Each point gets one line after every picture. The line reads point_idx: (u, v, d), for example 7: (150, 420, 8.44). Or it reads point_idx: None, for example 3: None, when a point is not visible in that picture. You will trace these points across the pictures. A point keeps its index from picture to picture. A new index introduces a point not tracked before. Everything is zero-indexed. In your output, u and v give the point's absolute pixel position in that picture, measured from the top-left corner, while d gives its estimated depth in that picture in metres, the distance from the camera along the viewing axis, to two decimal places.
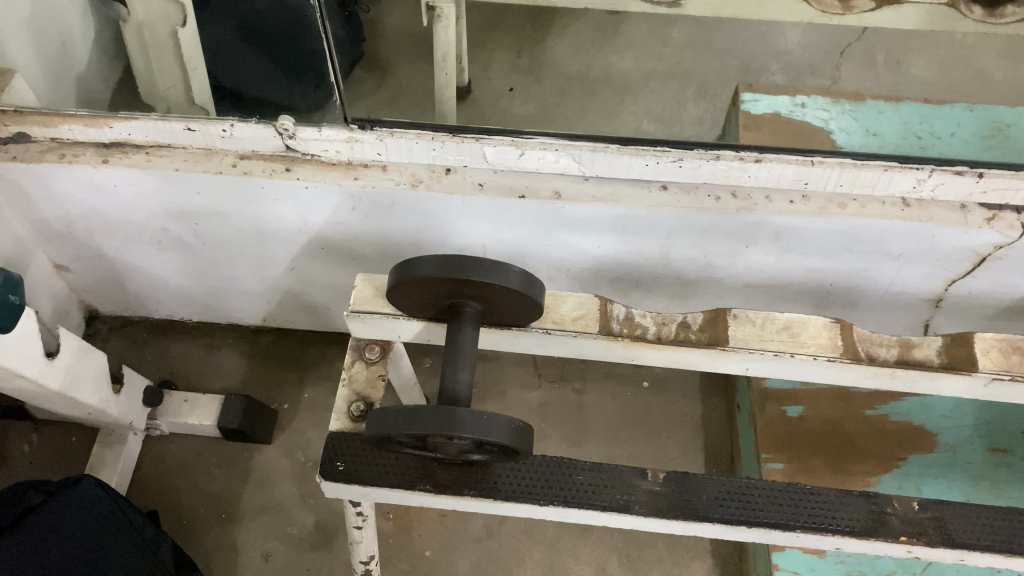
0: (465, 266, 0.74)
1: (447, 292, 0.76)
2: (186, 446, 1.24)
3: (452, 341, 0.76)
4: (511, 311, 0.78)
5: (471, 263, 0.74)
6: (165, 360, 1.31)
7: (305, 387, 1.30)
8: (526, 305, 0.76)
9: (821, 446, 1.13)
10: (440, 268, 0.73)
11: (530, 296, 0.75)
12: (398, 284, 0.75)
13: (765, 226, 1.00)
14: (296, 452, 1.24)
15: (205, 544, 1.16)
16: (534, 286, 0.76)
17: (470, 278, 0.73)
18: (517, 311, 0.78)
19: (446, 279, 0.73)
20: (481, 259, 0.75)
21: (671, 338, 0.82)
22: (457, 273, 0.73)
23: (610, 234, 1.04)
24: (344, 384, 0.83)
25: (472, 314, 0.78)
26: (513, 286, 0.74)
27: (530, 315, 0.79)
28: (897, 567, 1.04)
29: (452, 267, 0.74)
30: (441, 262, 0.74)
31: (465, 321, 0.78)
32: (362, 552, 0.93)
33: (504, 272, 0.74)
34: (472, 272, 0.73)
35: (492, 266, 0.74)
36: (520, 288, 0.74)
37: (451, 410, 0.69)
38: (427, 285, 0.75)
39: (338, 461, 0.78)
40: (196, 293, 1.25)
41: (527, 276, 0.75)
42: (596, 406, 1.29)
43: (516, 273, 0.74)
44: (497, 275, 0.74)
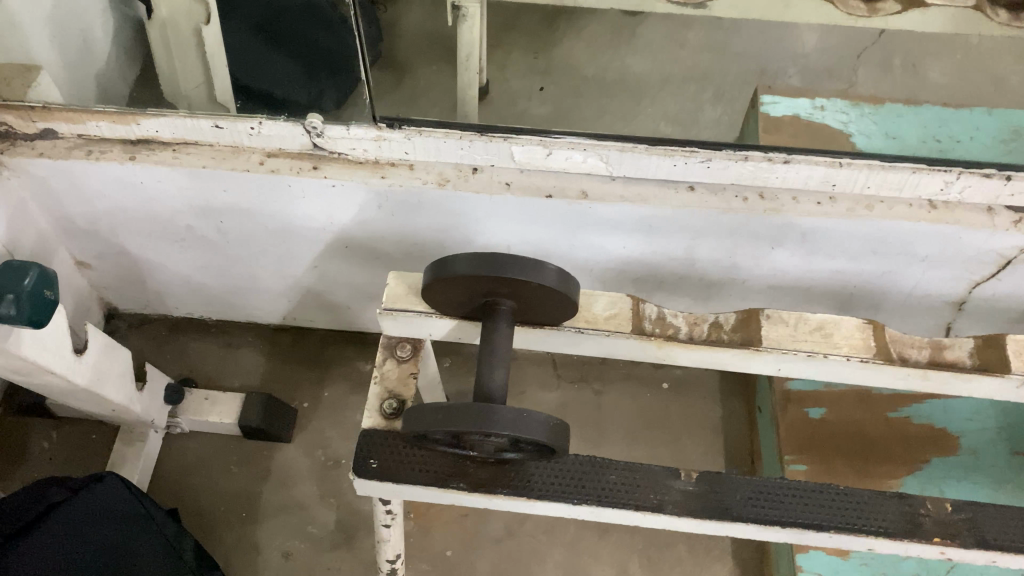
0: (501, 263, 0.73)
1: (482, 290, 0.76)
2: (205, 444, 1.23)
3: (487, 338, 0.76)
4: (545, 309, 0.78)
5: (508, 260, 0.73)
6: (184, 357, 1.30)
7: (324, 385, 1.29)
8: (561, 303, 0.76)
9: (843, 448, 1.13)
10: (477, 265, 0.73)
11: (565, 294, 0.74)
12: (434, 282, 0.75)
13: (792, 227, 1.00)
14: (316, 450, 1.24)
15: (225, 542, 1.16)
16: (570, 283, 0.76)
17: (508, 276, 0.73)
18: (552, 309, 0.78)
19: (483, 276, 0.73)
20: (519, 257, 0.74)
21: (703, 338, 0.82)
22: (494, 269, 0.73)
23: (635, 234, 1.04)
24: (375, 381, 0.83)
25: (507, 312, 0.78)
26: (550, 284, 0.73)
27: (565, 313, 0.78)
28: (920, 569, 1.04)
29: (489, 264, 0.73)
30: (477, 259, 0.74)
31: (501, 320, 0.77)
32: (389, 550, 0.93)
33: (541, 270, 0.74)
34: (509, 268, 0.73)
35: (530, 263, 0.74)
36: (557, 285, 0.74)
37: (491, 407, 0.69)
38: (463, 283, 0.75)
39: (372, 458, 0.78)
40: (216, 290, 1.25)
41: (564, 274, 0.75)
42: (615, 407, 1.29)
43: (552, 269, 0.74)
44: (534, 273, 0.73)
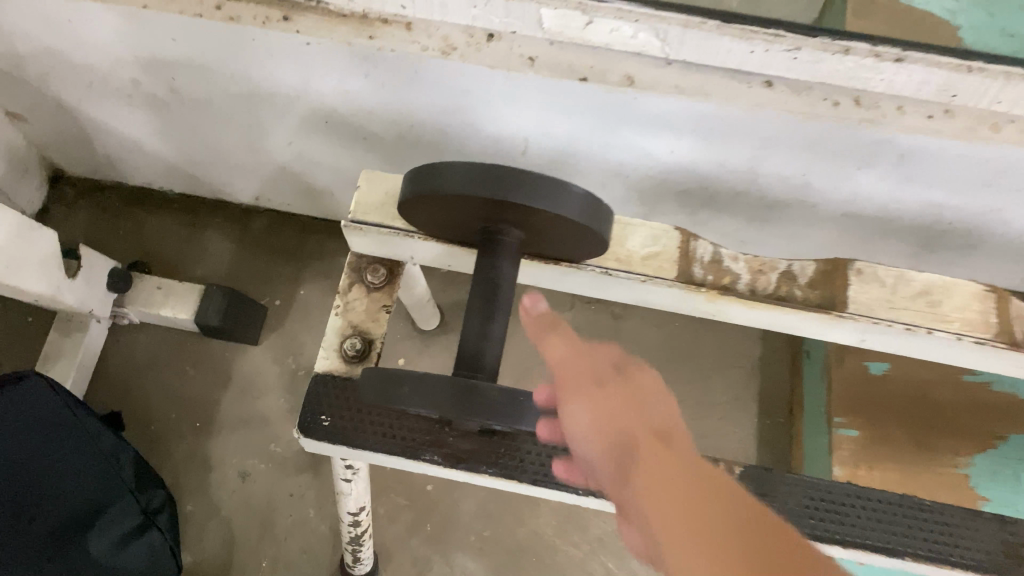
0: (510, 180, 0.52)
1: (482, 212, 0.55)
2: (158, 339, 1.06)
3: (483, 271, 0.56)
4: (564, 243, 0.58)
5: (521, 177, 0.52)
6: (139, 236, 1.11)
7: (300, 282, 1.10)
8: (585, 237, 0.56)
9: (903, 414, 0.93)
10: (476, 180, 0.52)
11: (592, 229, 0.54)
12: (417, 193, 0.54)
13: (892, 144, 0.78)
14: (286, 357, 1.06)
15: (175, 456, 1.00)
16: (601, 212, 0.55)
17: (517, 200, 0.52)
18: (573, 243, 0.57)
19: (483, 197, 0.52)
20: (534, 173, 0.52)
21: (768, 293, 0.62)
22: (499, 188, 0.52)
23: (687, 136, 0.81)
24: (336, 313, 0.64)
25: (512, 244, 0.57)
26: (573, 215, 0.53)
27: (589, 249, 0.58)
28: None
29: (493, 179, 0.52)
30: (477, 171, 0.52)
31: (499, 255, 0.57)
32: (351, 503, 0.76)
33: (564, 194, 0.52)
34: (521, 188, 0.52)
35: (550, 183, 0.52)
36: (583, 218, 0.53)
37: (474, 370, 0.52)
38: (455, 201, 0.54)
39: (322, 414, 0.61)
40: (176, 160, 1.05)
41: (595, 201, 0.54)
42: (638, 334, 1.10)
43: (580, 194, 0.53)
44: (554, 198, 0.52)
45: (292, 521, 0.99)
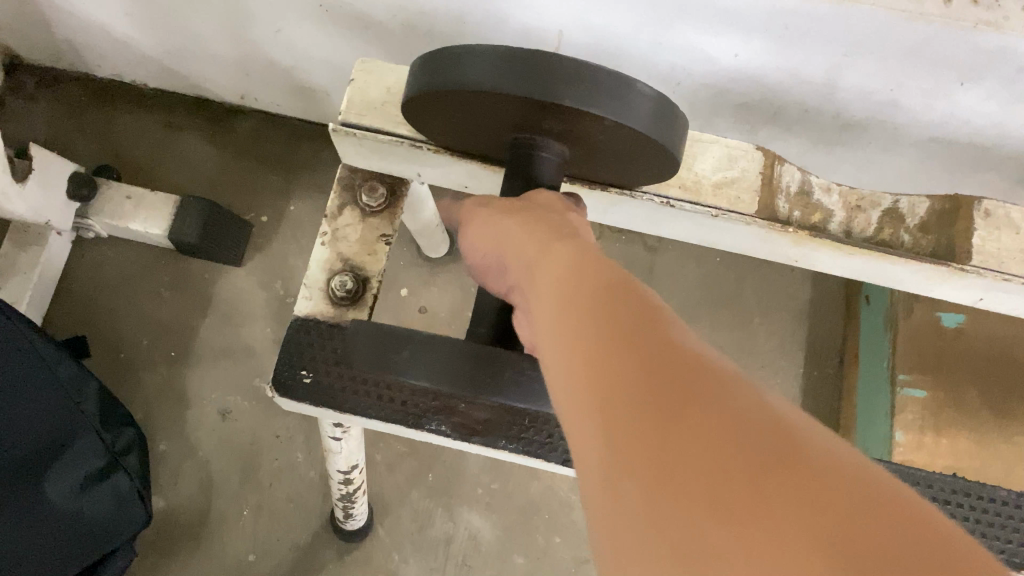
0: (560, 74, 0.39)
1: (516, 117, 0.42)
2: (129, 256, 0.93)
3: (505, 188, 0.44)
4: (618, 161, 0.45)
5: (574, 70, 0.39)
6: (109, 136, 0.98)
7: (291, 196, 0.97)
8: (649, 154, 0.43)
9: (980, 374, 0.82)
10: (514, 73, 0.39)
11: (661, 145, 0.41)
12: (434, 87, 0.41)
13: (1012, 56, 0.63)
14: (274, 281, 0.94)
15: (147, 389, 0.89)
16: (671, 121, 0.42)
17: (568, 102, 0.39)
18: (629, 162, 0.44)
19: (523, 96, 0.39)
20: (589, 66, 0.39)
21: (869, 237, 0.49)
22: (546, 85, 0.39)
23: (758, 38, 0.67)
24: (324, 242, 0.51)
25: (551, 163, 0.45)
26: (639, 124, 0.40)
27: (649, 171, 0.45)
28: None
29: (537, 72, 0.39)
30: (516, 60, 0.39)
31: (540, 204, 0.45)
32: (341, 462, 0.65)
33: (630, 96, 0.39)
34: (575, 86, 0.39)
35: (611, 80, 0.39)
36: (650, 129, 0.40)
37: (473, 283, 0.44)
38: (485, 100, 0.41)
39: (303, 369, 0.48)
40: (148, 49, 0.90)
41: (666, 107, 0.41)
42: (672, 270, 0.98)
43: (649, 97, 0.40)
44: (616, 102, 0.39)
45: (278, 466, 0.88)
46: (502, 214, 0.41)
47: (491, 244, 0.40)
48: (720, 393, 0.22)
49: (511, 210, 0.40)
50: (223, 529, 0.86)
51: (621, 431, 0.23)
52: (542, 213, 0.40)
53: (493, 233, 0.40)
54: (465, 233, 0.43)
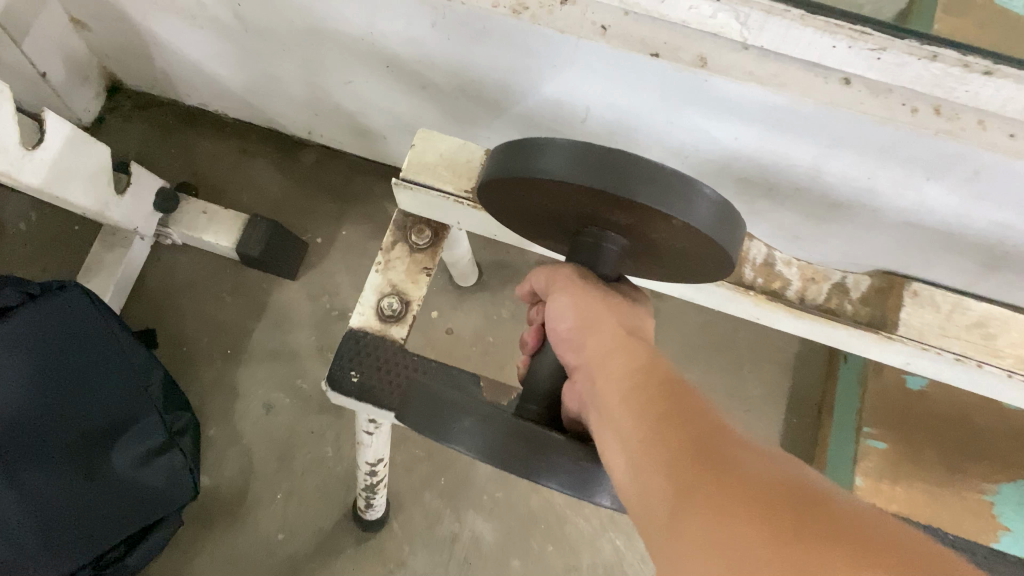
0: (629, 175, 0.47)
1: (589, 204, 0.51)
2: (198, 262, 1.07)
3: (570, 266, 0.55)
4: (675, 252, 0.53)
5: (639, 170, 0.47)
6: (190, 157, 1.12)
7: (344, 222, 1.10)
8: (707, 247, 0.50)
9: (939, 433, 0.92)
10: (589, 171, 0.47)
11: (715, 241, 0.48)
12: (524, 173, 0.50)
13: (966, 161, 0.74)
14: (321, 296, 1.07)
15: (203, 379, 1.02)
16: (726, 216, 0.49)
17: (636, 198, 0.46)
18: (687, 252, 0.52)
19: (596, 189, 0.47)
20: (652, 165, 0.47)
21: (818, 305, 0.60)
22: (615, 181, 0.47)
23: (753, 125, 0.79)
24: (377, 270, 0.64)
25: (615, 254, 0.55)
26: (697, 221, 0.47)
27: (706, 261, 0.53)
28: None
29: (609, 169, 0.47)
30: (591, 159, 0.47)
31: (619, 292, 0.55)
32: (371, 454, 0.77)
33: (688, 196, 0.47)
34: (639, 186, 0.46)
35: (673, 182, 0.47)
36: (708, 227, 0.48)
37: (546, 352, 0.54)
38: (559, 188, 0.49)
39: (352, 370, 0.61)
40: (234, 86, 1.04)
41: (722, 207, 0.49)
42: (674, 317, 1.09)
43: (708, 197, 0.47)
44: (677, 199, 0.47)
45: (311, 458, 1.00)
46: (597, 304, 0.51)
47: (584, 324, 0.50)
48: (792, 486, 0.33)
49: (607, 306, 0.51)
50: (257, 508, 0.98)
51: (710, 508, 0.32)
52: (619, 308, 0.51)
53: (588, 317, 0.50)
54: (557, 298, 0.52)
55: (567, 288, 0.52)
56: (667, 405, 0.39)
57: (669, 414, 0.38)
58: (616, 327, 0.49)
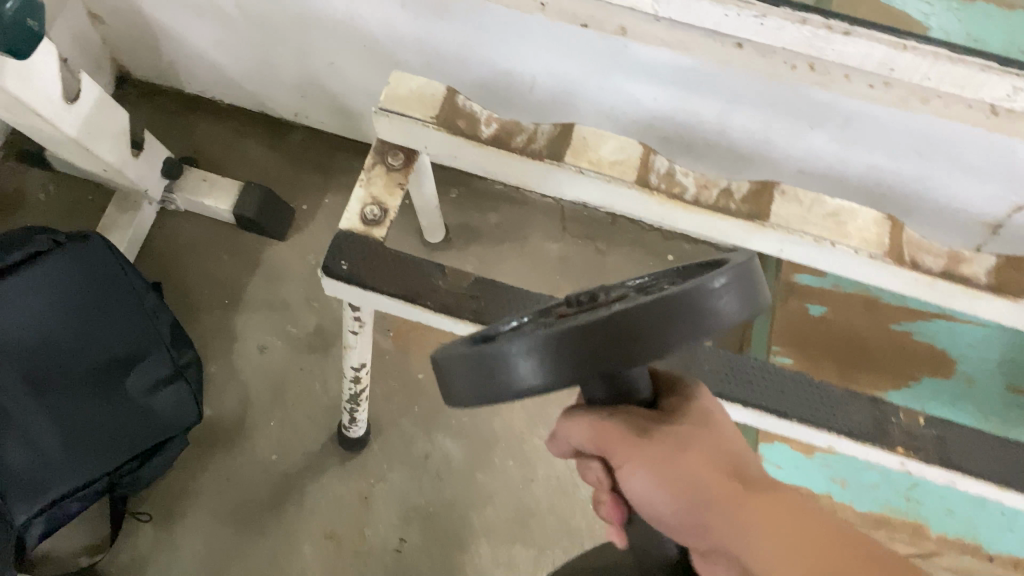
0: (621, 336, 0.36)
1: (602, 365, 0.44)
2: (199, 226, 1.22)
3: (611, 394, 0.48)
4: None
5: (613, 330, 0.36)
6: (191, 137, 1.27)
7: (327, 191, 1.25)
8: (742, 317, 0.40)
9: (838, 350, 1.09)
10: (582, 362, 0.37)
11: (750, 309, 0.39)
12: (504, 392, 0.39)
13: (837, 109, 0.92)
14: (308, 254, 1.22)
15: (204, 325, 1.16)
16: (747, 287, 0.39)
17: (650, 356, 0.37)
18: None
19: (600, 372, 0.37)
20: (648, 317, 0.36)
21: (709, 204, 0.77)
22: (611, 357, 0.37)
23: (668, 85, 0.96)
24: (361, 185, 0.80)
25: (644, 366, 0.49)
26: (722, 325, 0.38)
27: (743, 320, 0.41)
28: (881, 481, 1.02)
29: (602, 348, 0.37)
30: (573, 355, 0.37)
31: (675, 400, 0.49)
32: (355, 358, 0.92)
33: (704, 313, 0.37)
34: (642, 341, 0.36)
35: (673, 310, 0.36)
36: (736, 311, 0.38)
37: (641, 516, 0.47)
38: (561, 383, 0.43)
39: (342, 260, 0.76)
40: (231, 72, 1.20)
41: (736, 282, 0.38)
42: (616, 270, 1.25)
43: (722, 289, 0.37)
44: (690, 321, 0.37)
45: (301, 391, 1.15)
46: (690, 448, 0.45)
47: (692, 497, 0.43)
48: None
49: (703, 462, 0.44)
50: (254, 433, 1.12)
51: None
52: (699, 440, 0.45)
53: (694, 476, 0.43)
54: (635, 466, 0.45)
55: (638, 435, 0.45)
56: (858, 551, 0.38)
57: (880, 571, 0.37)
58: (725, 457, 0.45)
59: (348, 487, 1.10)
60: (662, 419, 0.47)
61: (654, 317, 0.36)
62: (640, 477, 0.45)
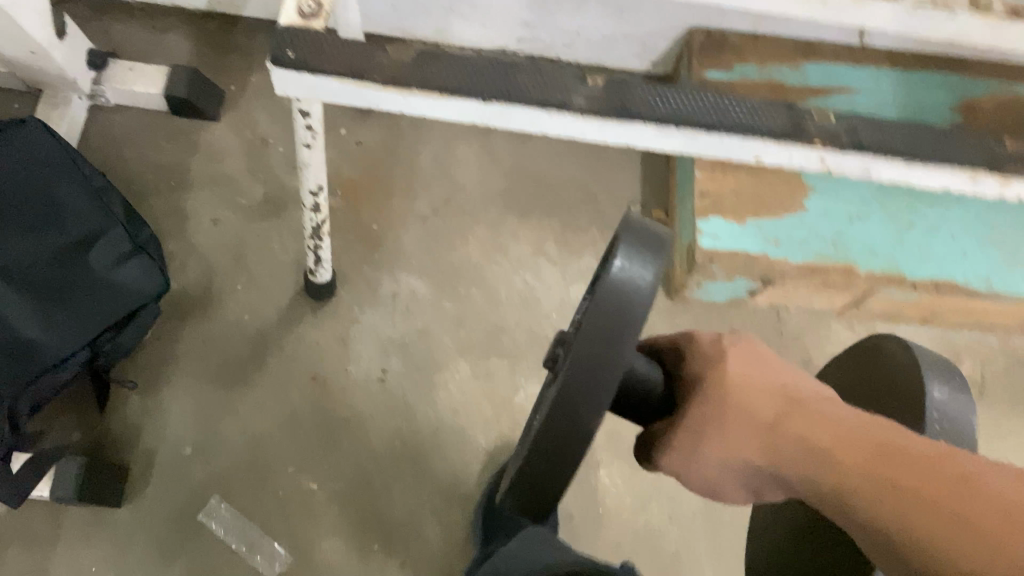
0: (592, 359, 0.45)
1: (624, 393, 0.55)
2: (132, 119, 1.23)
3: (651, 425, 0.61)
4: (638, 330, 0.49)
5: (561, 433, 0.46)
6: (107, 37, 1.28)
7: (252, 71, 1.28)
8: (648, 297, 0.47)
9: None
10: (557, 452, 0.47)
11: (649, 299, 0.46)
12: (568, 454, 0.47)
13: None
14: (245, 130, 1.25)
15: (155, 208, 1.19)
16: (627, 279, 0.46)
17: (623, 354, 0.45)
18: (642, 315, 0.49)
19: (605, 390, 0.46)
20: (579, 402, 0.46)
21: None
22: (583, 410, 0.46)
23: None
24: None
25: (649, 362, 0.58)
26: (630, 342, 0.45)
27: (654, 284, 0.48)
28: (810, 236, 1.12)
29: (592, 373, 0.45)
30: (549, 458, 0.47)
31: (702, 350, 0.61)
32: (312, 177, 0.96)
33: (609, 347, 0.45)
34: (612, 353, 0.45)
35: (606, 314, 0.46)
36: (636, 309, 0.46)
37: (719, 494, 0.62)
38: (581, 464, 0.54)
39: (289, 51, 0.78)
40: None
41: (620, 297, 0.46)
42: None
43: (623, 268, 0.47)
44: (627, 312, 0.46)
45: (261, 254, 1.18)
46: (746, 411, 0.57)
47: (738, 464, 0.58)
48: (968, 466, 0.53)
49: (728, 419, 0.57)
50: (222, 299, 1.15)
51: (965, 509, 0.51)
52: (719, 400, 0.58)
53: (736, 435, 0.57)
54: (712, 450, 0.57)
55: (684, 428, 0.57)
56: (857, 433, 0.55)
57: (879, 465, 0.54)
58: (777, 394, 0.58)
59: (324, 333, 1.15)
60: (697, 389, 0.58)
61: (581, 391, 0.45)
62: (725, 456, 0.57)
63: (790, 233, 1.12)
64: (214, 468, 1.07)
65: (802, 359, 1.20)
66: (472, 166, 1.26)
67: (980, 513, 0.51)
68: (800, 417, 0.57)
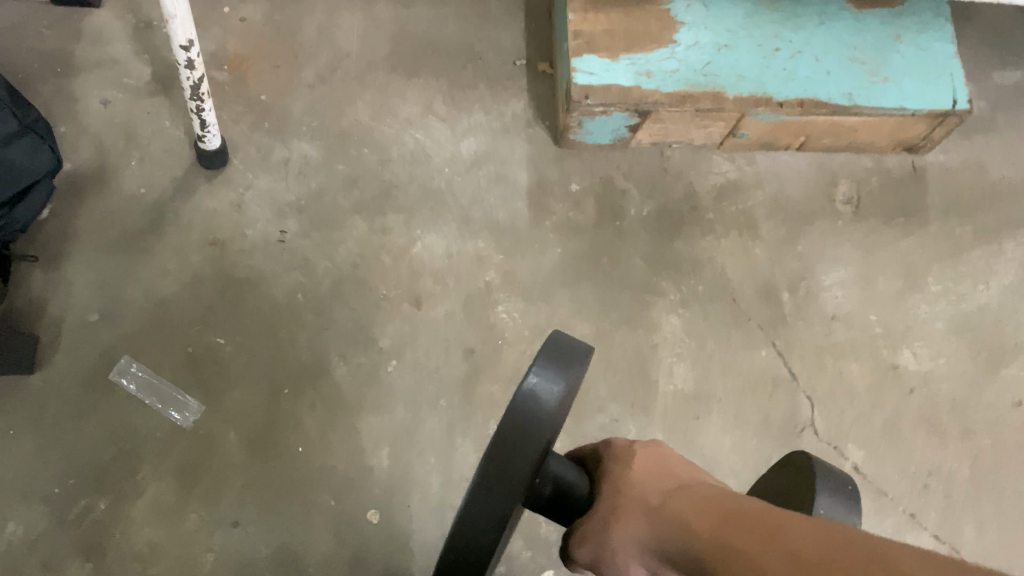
0: (501, 461, 0.54)
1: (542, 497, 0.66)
2: (12, 10, 1.24)
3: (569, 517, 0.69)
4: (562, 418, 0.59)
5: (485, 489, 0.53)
6: None
7: None
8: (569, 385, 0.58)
9: None
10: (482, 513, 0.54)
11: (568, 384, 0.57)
12: (472, 547, 0.54)
13: None
14: (128, 14, 1.26)
15: (42, 93, 1.20)
16: (550, 369, 0.57)
17: (528, 461, 0.53)
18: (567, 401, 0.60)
19: (508, 493, 0.53)
20: (500, 463, 0.54)
21: None
22: (505, 472, 0.53)
23: None
24: None
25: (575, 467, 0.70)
26: (548, 413, 0.55)
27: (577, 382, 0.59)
28: (681, 67, 1.16)
29: (509, 454, 0.54)
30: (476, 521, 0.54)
31: (615, 446, 0.70)
32: (179, 32, 0.97)
33: (529, 414, 0.55)
34: (533, 426, 0.54)
35: (516, 421, 0.54)
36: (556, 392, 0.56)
37: None
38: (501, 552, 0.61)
39: None
40: None
41: (540, 383, 0.56)
42: None
43: (536, 383, 0.56)
44: (535, 421, 0.54)
45: (152, 130, 1.20)
46: (636, 494, 0.61)
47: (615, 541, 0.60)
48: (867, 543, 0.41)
49: (619, 496, 0.62)
50: (117, 174, 1.18)
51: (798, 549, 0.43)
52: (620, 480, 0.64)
53: (612, 508, 0.61)
54: (612, 527, 0.60)
55: (593, 517, 0.62)
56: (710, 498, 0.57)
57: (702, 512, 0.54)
58: (668, 481, 0.63)
59: (220, 201, 1.18)
60: (609, 484, 0.64)
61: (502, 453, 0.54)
62: (621, 537, 0.59)
63: (661, 65, 1.16)
64: (122, 330, 1.10)
65: (685, 192, 1.26)
66: (356, 36, 1.30)
67: (799, 538, 0.45)
68: (676, 490, 0.60)
